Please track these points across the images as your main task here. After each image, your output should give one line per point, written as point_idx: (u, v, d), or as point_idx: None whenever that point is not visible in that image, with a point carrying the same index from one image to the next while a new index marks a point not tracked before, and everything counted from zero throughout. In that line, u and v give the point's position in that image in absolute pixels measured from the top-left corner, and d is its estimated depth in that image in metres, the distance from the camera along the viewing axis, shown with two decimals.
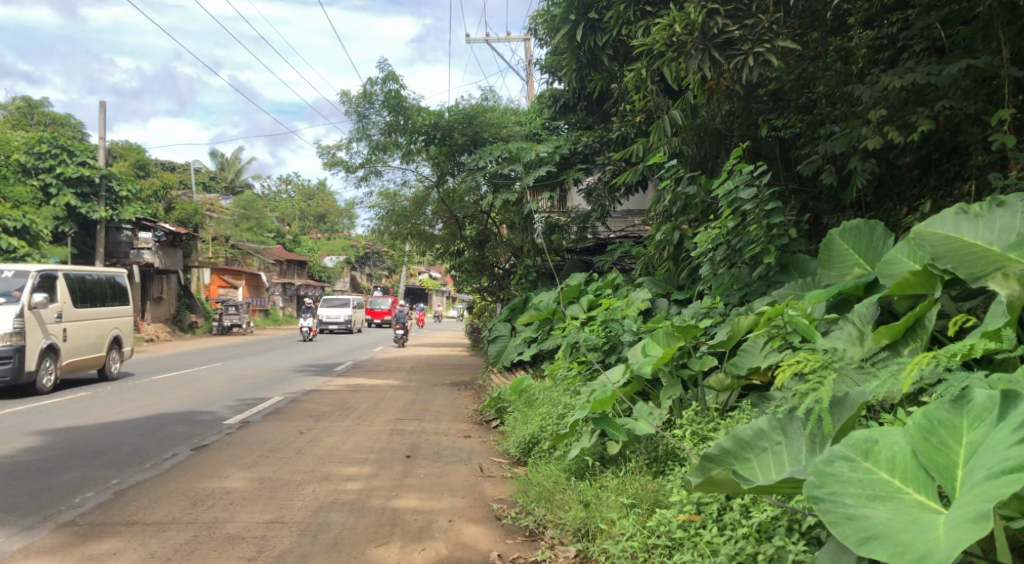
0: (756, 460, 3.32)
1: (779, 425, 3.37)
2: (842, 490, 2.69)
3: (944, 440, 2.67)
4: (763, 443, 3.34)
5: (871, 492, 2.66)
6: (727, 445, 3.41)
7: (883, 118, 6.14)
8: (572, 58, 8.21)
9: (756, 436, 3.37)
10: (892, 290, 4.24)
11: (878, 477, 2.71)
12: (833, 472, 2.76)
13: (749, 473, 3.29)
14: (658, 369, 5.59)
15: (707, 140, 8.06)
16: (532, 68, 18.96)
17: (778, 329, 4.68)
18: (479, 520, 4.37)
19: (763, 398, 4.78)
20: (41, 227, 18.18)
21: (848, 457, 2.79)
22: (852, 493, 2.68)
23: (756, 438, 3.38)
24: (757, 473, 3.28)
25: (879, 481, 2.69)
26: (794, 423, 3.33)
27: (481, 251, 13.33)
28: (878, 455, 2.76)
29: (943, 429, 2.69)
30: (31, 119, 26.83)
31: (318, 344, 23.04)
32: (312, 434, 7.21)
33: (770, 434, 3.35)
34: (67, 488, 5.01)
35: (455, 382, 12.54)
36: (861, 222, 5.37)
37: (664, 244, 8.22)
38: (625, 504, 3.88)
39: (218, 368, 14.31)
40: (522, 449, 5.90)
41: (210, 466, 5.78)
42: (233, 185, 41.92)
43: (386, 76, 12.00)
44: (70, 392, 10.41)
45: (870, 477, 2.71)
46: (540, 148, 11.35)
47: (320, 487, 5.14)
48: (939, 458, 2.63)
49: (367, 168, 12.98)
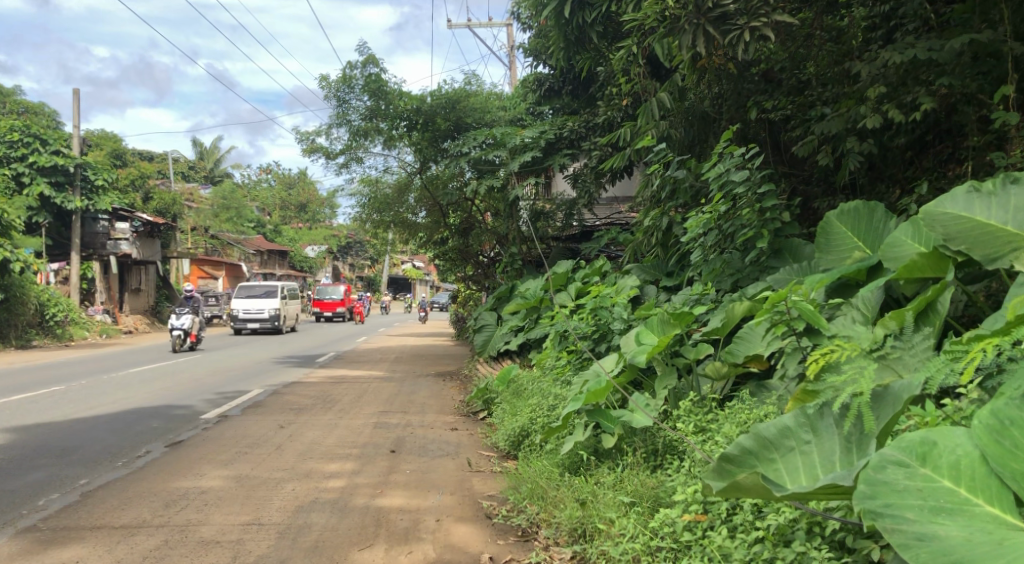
0: (782, 461, 3.12)
1: (807, 422, 3.18)
2: (900, 502, 2.54)
3: (1016, 441, 2.49)
4: (791, 443, 3.15)
5: (935, 504, 2.51)
6: (748, 444, 3.20)
7: (881, 96, 5.93)
8: (560, 36, 7.84)
9: (781, 435, 3.17)
10: (900, 274, 4.07)
11: (940, 485, 2.55)
12: (886, 480, 2.60)
13: (776, 476, 3.09)
14: (652, 358, 5.28)
15: (695, 124, 7.89)
16: (515, 55, 18.71)
17: (781, 315, 4.26)
18: (469, 519, 4.16)
19: (761, 387, 4.65)
20: (14, 218, 17.65)
21: (901, 463, 2.62)
22: (912, 506, 2.52)
23: (780, 436, 3.18)
24: (783, 476, 3.09)
25: (943, 491, 2.53)
26: (825, 419, 3.16)
27: (465, 239, 13.07)
28: (937, 460, 2.59)
29: (1015, 429, 2.50)
30: (3, 108, 26.20)
31: (286, 338, 21.02)
32: (293, 428, 6.96)
33: (799, 433, 3.16)
34: (32, 489, 4.75)
35: (440, 372, 12.32)
36: (860, 203, 5.25)
37: (653, 230, 8.03)
38: (624, 502, 3.67)
39: (197, 360, 13.95)
40: (511, 442, 5.69)
41: (184, 463, 5.51)
42: (213, 174, 41.35)
43: (366, 59, 11.68)
44: (43, 387, 10.08)
45: (930, 485, 2.56)
46: (525, 133, 11.08)
47: (299, 485, 4.90)
48: (1013, 463, 2.47)
49: (348, 154, 12.66)
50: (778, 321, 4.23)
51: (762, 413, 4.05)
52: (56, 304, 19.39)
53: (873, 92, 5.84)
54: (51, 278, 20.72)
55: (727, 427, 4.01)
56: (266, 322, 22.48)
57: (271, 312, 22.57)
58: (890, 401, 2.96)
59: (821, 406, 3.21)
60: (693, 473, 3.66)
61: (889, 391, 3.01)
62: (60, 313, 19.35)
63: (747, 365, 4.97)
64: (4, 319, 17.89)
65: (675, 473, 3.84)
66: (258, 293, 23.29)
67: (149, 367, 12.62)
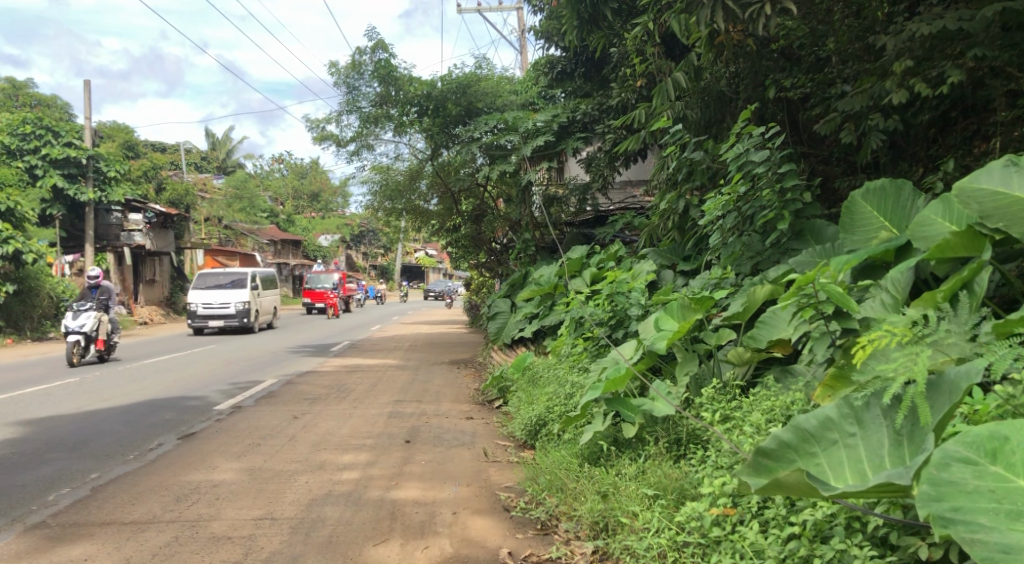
0: (823, 455, 3.05)
1: (852, 414, 3.09)
2: (974, 506, 2.41)
3: None
4: (833, 436, 3.08)
5: (1014, 508, 2.38)
6: (788, 437, 3.13)
7: (908, 70, 5.71)
8: (572, 14, 7.63)
9: (823, 428, 3.10)
10: (932, 253, 3.90)
11: (1015, 484, 2.42)
12: (952, 479, 2.49)
13: (819, 472, 3.02)
14: (672, 345, 5.14)
15: (711, 104, 7.66)
16: (526, 39, 18.46)
17: (808, 298, 4.11)
18: (486, 511, 4.04)
19: (786, 372, 4.51)
20: (27, 210, 17.63)
21: (968, 460, 2.52)
22: (986, 510, 2.40)
23: (822, 429, 3.11)
24: (825, 471, 3.02)
25: (1019, 491, 2.41)
26: (871, 410, 3.05)
27: (478, 226, 12.91)
28: (1009, 457, 2.47)
29: None
30: (16, 101, 26.26)
31: (265, 335, 17.79)
32: (307, 418, 6.87)
33: (842, 425, 3.08)
34: (41, 484, 4.68)
35: (454, 360, 12.20)
36: (886, 181, 5.09)
37: (669, 213, 7.84)
38: (648, 495, 3.54)
39: (212, 351, 13.92)
40: (528, 432, 5.55)
41: (197, 456, 5.43)
42: (225, 164, 41.35)
43: (376, 44, 11.52)
44: (58, 379, 10.05)
45: (1004, 486, 2.43)
46: (537, 117, 10.92)
47: (313, 478, 4.80)
48: None
49: (358, 142, 12.53)
50: (805, 305, 4.05)
51: (788, 401, 3.91)
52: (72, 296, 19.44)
53: (899, 66, 5.59)
54: (66, 270, 20.75)
55: (754, 415, 3.88)
56: (233, 318, 18.33)
57: (238, 306, 18.46)
58: (946, 390, 2.80)
59: (867, 396, 3.10)
60: (721, 464, 3.53)
61: (943, 378, 2.86)
62: (75, 305, 19.39)
63: (770, 351, 4.83)
64: (19, 311, 17.93)
65: (701, 465, 3.72)
66: (224, 283, 19.06)
67: (163, 359, 12.59)
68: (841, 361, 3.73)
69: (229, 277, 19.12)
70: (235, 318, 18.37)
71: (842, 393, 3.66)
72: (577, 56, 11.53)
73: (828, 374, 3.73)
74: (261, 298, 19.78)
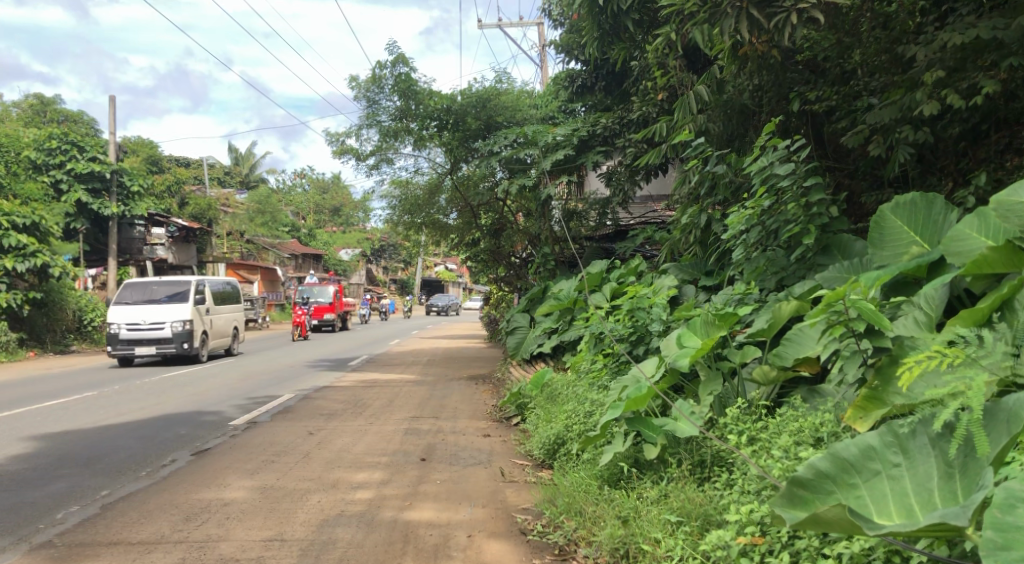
0: (865, 486, 2.92)
1: (895, 443, 2.96)
2: None
3: None
4: (875, 467, 2.94)
5: None
6: (826, 466, 3.00)
7: (939, 81, 5.55)
8: (593, 25, 7.54)
9: (864, 457, 2.97)
10: (967, 269, 3.74)
11: None
12: (1017, 522, 2.34)
13: (860, 504, 2.90)
14: (695, 363, 5.01)
15: (734, 117, 7.53)
16: (546, 53, 18.45)
17: (837, 315, 3.94)
18: (502, 535, 3.91)
19: (814, 392, 4.35)
20: (51, 224, 17.81)
21: None
22: None
23: (863, 458, 2.98)
24: (866, 503, 2.89)
25: None
26: (917, 439, 2.92)
27: (497, 240, 12.81)
28: None
29: None
30: (44, 117, 26.65)
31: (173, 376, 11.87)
32: (322, 434, 6.77)
33: (885, 454, 2.95)
34: (51, 502, 4.61)
35: (473, 375, 12.08)
36: (917, 195, 4.93)
37: (691, 228, 7.70)
38: (671, 521, 3.40)
39: (231, 364, 13.91)
40: (546, 451, 5.43)
41: (209, 473, 5.35)
42: (248, 179, 41.68)
43: (396, 58, 11.50)
44: (76, 393, 10.05)
45: None
46: (557, 131, 10.85)
47: (326, 497, 4.69)
48: None
49: (378, 155, 12.50)
50: (834, 323, 3.89)
51: (816, 422, 3.76)
52: (94, 309, 19.57)
53: (929, 77, 5.44)
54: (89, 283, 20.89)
55: (781, 437, 3.72)
56: (166, 344, 13.49)
57: (175, 327, 13.58)
58: (1005, 419, 2.67)
59: (913, 423, 2.96)
60: (747, 490, 3.37)
61: (1002, 406, 2.72)
62: (97, 318, 19.50)
63: (796, 369, 4.69)
64: (43, 324, 18.06)
65: (726, 490, 3.56)
66: (157, 297, 14.00)
67: (183, 372, 12.58)
68: (873, 382, 3.58)
69: (165, 290, 14.05)
70: (170, 344, 13.50)
71: (876, 415, 3.51)
72: (597, 70, 11.43)
73: (859, 394, 3.57)
74: (215, 317, 15.13)
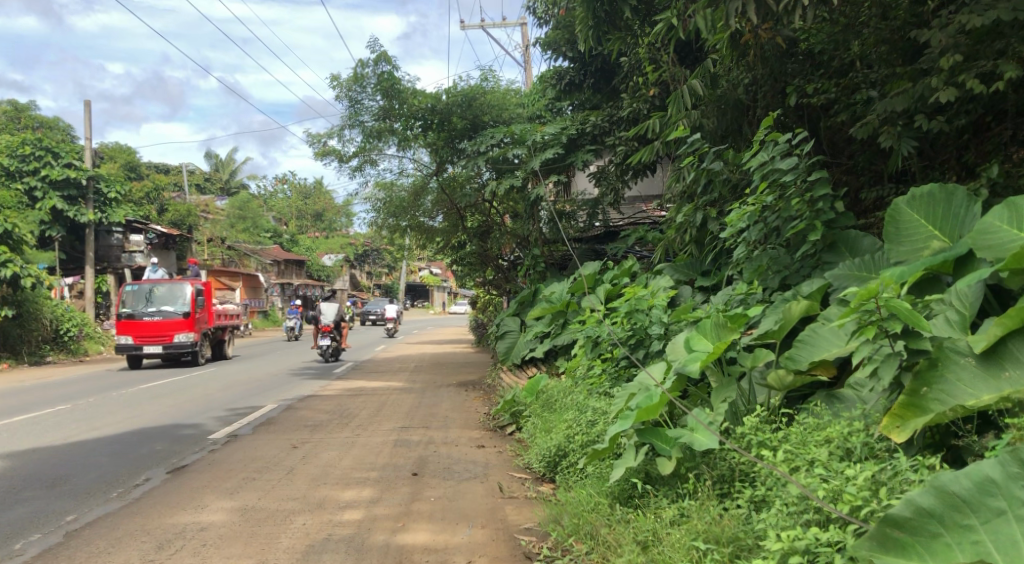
0: (984, 528, 2.68)
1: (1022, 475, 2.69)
2: None
3: None
4: (998, 505, 2.69)
5: None
6: (933, 503, 2.75)
7: (956, 66, 5.26)
8: (588, 13, 7.19)
9: (981, 494, 2.71)
10: (1007, 265, 3.47)
11: None
12: None
13: (979, 550, 2.66)
14: (704, 368, 4.72)
15: (728, 113, 7.28)
16: (530, 53, 18.17)
17: (866, 315, 3.61)
18: (504, 560, 3.61)
19: (832, 398, 4.12)
20: (25, 232, 17.24)
21: None
22: None
23: (979, 495, 2.72)
24: (990, 548, 2.65)
25: None
26: None
27: (484, 243, 12.44)
28: None
29: None
30: (18, 123, 26.07)
31: None
32: (307, 448, 6.41)
33: (1010, 490, 2.69)
34: (9, 530, 4.24)
35: (462, 382, 11.73)
36: (935, 188, 4.69)
37: (686, 227, 7.38)
38: (698, 547, 3.13)
39: (212, 373, 13.47)
40: (547, 463, 5.11)
41: (185, 493, 4.99)
42: (229, 185, 41.04)
43: (379, 56, 11.14)
44: (49, 406, 9.60)
45: None
46: (545, 130, 10.52)
47: (312, 519, 4.34)
48: None
49: (361, 157, 12.13)
50: (865, 323, 3.57)
51: (845, 431, 3.49)
52: (71, 319, 18.99)
53: (947, 62, 5.16)
54: (65, 291, 20.32)
55: (812, 449, 3.45)
56: None
57: None
58: None
59: None
60: (778, 510, 3.10)
61: None
62: (74, 328, 18.89)
63: (812, 373, 4.45)
64: (16, 335, 17.42)
65: (753, 510, 3.29)
66: None
67: (163, 383, 12.14)
68: (910, 388, 3.30)
69: None
70: None
71: (916, 424, 3.24)
72: (586, 66, 11.12)
73: (897, 401, 3.30)
74: None
